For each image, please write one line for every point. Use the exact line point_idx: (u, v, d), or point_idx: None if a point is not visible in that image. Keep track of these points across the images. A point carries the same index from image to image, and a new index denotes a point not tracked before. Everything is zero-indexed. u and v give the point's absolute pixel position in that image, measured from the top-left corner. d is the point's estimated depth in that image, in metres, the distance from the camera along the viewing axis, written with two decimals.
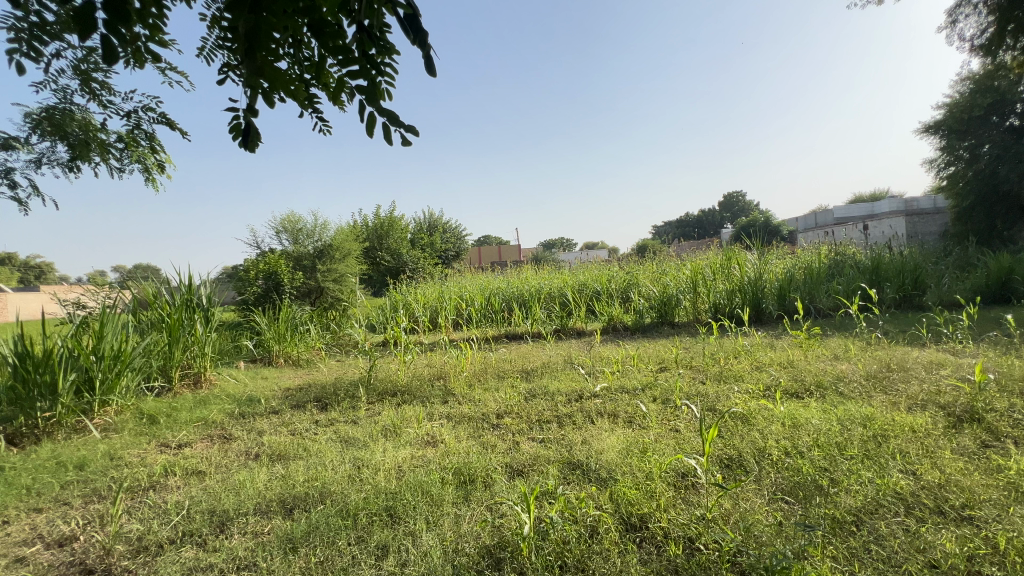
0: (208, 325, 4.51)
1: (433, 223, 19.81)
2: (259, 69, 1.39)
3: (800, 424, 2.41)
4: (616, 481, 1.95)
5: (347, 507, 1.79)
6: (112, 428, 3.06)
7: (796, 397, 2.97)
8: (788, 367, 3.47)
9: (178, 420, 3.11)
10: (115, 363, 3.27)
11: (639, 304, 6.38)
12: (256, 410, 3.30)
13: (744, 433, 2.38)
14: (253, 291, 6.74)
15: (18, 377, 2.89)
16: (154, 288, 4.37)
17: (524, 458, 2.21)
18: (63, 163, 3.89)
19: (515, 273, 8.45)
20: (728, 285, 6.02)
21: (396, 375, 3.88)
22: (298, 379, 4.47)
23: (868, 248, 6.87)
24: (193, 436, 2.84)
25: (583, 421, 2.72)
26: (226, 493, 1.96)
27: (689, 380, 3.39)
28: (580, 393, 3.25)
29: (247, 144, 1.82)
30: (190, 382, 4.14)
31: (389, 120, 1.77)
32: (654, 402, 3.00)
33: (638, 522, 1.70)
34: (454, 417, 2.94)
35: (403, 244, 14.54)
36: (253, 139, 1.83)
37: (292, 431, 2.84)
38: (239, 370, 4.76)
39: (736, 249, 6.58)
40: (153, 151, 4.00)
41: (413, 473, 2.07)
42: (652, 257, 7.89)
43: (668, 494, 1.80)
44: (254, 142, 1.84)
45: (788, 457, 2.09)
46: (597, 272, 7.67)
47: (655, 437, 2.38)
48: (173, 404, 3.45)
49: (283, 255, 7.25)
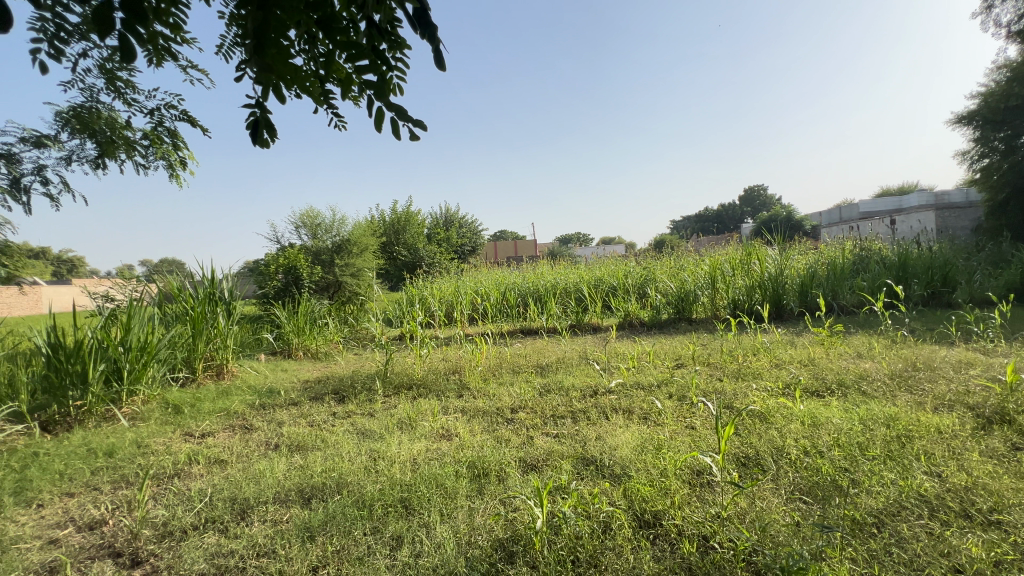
0: (230, 318, 4.62)
1: (449, 218, 19.92)
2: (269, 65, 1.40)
3: (820, 423, 2.36)
4: (630, 477, 1.94)
5: (363, 498, 1.82)
6: (139, 416, 3.17)
7: (816, 395, 2.91)
8: (808, 365, 3.40)
9: (201, 410, 3.20)
10: (142, 354, 3.38)
11: (656, 300, 6.31)
12: (276, 401, 3.38)
13: (762, 431, 2.34)
14: (274, 285, 6.88)
15: (52, 367, 3.00)
16: (178, 281, 4.49)
17: (538, 453, 2.22)
18: (91, 160, 4.01)
19: (531, 268, 8.44)
20: (748, 280, 5.91)
21: (412, 368, 3.93)
22: (317, 371, 4.56)
23: (895, 244, 6.66)
24: (216, 426, 2.92)
25: (598, 416, 2.72)
26: (246, 482, 2.01)
27: (706, 377, 3.35)
28: (595, 389, 3.24)
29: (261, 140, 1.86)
30: (214, 373, 4.26)
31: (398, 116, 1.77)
32: (670, 398, 2.97)
33: (652, 519, 1.69)
34: (469, 411, 2.96)
35: (420, 238, 14.67)
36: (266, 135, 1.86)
37: (310, 422, 2.90)
38: (260, 363, 4.88)
39: (756, 244, 6.45)
40: (176, 148, 4.09)
41: (428, 466, 2.09)
42: (669, 252, 7.80)
43: (683, 491, 1.79)
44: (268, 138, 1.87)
45: (807, 457, 2.05)
46: (613, 267, 7.61)
47: (671, 434, 2.36)
48: (197, 394, 3.55)
49: (302, 249, 7.37)
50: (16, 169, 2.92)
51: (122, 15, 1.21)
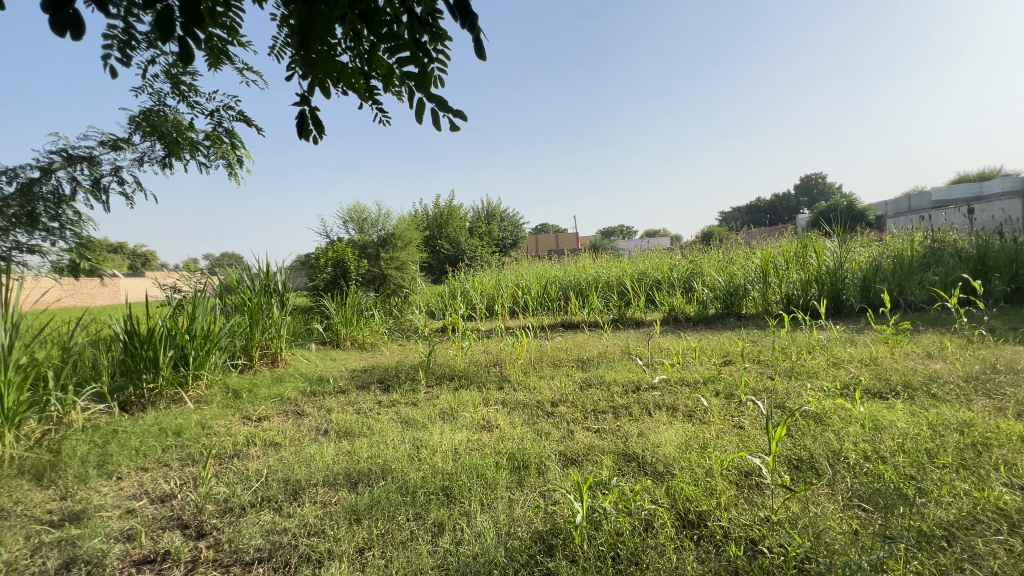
0: (284, 309, 4.86)
1: (491, 212, 20.06)
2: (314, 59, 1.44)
3: (882, 426, 2.21)
4: (674, 476, 1.90)
5: (407, 484, 1.87)
6: (204, 400, 3.40)
7: (879, 397, 2.72)
8: (870, 365, 3.19)
9: (258, 395, 3.40)
10: (205, 342, 3.62)
11: (702, 294, 6.10)
12: (326, 389, 3.53)
13: (817, 433, 2.22)
14: (323, 278, 7.17)
15: (128, 352, 3.27)
16: (237, 274, 4.77)
17: (579, 447, 2.20)
18: (160, 161, 4.30)
19: (573, 261, 8.37)
20: (803, 275, 5.60)
21: (454, 360, 4.00)
22: (363, 361, 4.73)
23: (973, 235, 6.11)
24: (271, 411, 3.09)
25: (640, 413, 2.66)
26: (298, 464, 2.12)
27: (756, 375, 3.22)
28: (638, 384, 3.18)
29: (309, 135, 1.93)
30: (269, 361, 4.50)
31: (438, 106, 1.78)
32: (716, 396, 2.87)
33: (696, 519, 1.65)
34: (510, 403, 2.98)
35: (462, 232, 14.87)
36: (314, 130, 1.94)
37: (357, 409, 3.01)
38: (311, 352, 5.11)
39: (813, 237, 6.10)
40: (234, 147, 4.32)
41: (469, 455, 2.13)
42: (718, 245, 7.51)
43: (730, 492, 1.73)
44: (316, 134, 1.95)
45: (867, 462, 1.93)
46: (658, 261, 7.41)
47: (717, 433, 2.28)
48: (254, 381, 3.77)
49: (350, 244, 7.65)
50: (95, 170, 3.15)
51: (181, 19, 1.28)
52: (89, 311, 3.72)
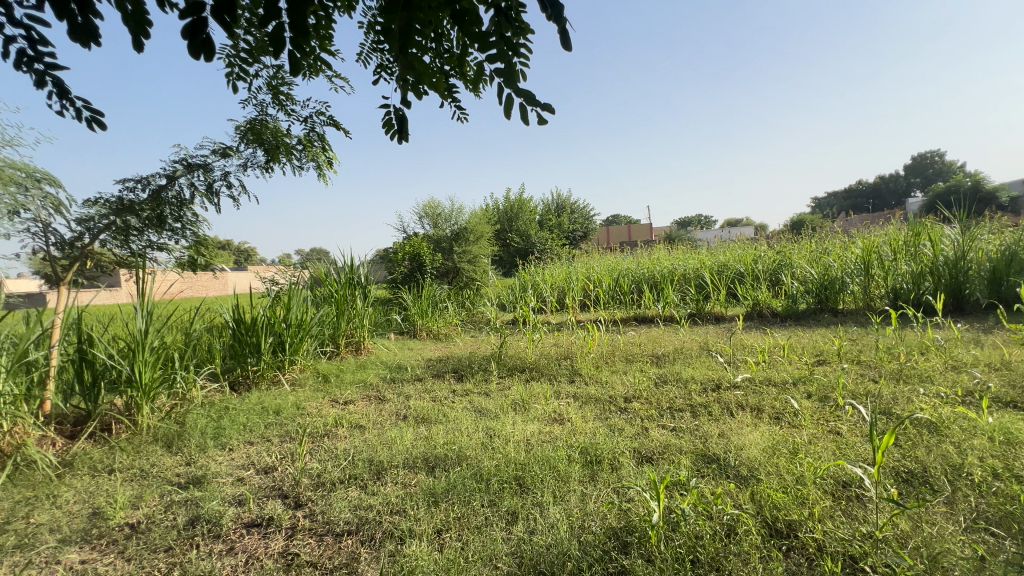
0: (366, 300, 5.19)
1: (561, 204, 19.92)
2: (410, 65, 1.48)
3: (1017, 441, 1.92)
4: (759, 481, 1.79)
5: (481, 472, 1.93)
6: (298, 383, 3.73)
7: (1013, 407, 2.36)
8: (1001, 370, 2.77)
9: (345, 380, 3.66)
10: (299, 330, 3.97)
11: (791, 288, 5.63)
12: (404, 377, 3.72)
13: (932, 445, 1.98)
14: (401, 271, 7.54)
15: (236, 338, 3.66)
16: (325, 268, 5.16)
17: (654, 445, 2.14)
18: (262, 165, 4.74)
19: (646, 253, 8.09)
20: (915, 266, 4.97)
21: (525, 352, 4.04)
22: (438, 351, 4.92)
23: None
24: (357, 395, 3.31)
25: (721, 413, 2.53)
26: (381, 446, 2.26)
27: (856, 377, 2.92)
28: (717, 383, 3.02)
29: (399, 137, 2.01)
30: (353, 349, 4.83)
31: (526, 101, 1.75)
32: (808, 398, 2.65)
33: (785, 529, 1.54)
34: (582, 397, 2.96)
35: (532, 225, 14.93)
36: (404, 132, 2.02)
37: (434, 397, 3.15)
38: (390, 341, 5.41)
39: (927, 223, 5.40)
40: (324, 150, 4.64)
41: (541, 447, 2.15)
42: (810, 234, 6.89)
43: (824, 503, 1.59)
44: (404, 135, 2.03)
45: (997, 481, 1.68)
46: (740, 252, 6.95)
47: (809, 438, 2.11)
48: (341, 367, 4.07)
49: (425, 238, 7.96)
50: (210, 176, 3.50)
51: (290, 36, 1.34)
52: (206, 300, 4.18)
